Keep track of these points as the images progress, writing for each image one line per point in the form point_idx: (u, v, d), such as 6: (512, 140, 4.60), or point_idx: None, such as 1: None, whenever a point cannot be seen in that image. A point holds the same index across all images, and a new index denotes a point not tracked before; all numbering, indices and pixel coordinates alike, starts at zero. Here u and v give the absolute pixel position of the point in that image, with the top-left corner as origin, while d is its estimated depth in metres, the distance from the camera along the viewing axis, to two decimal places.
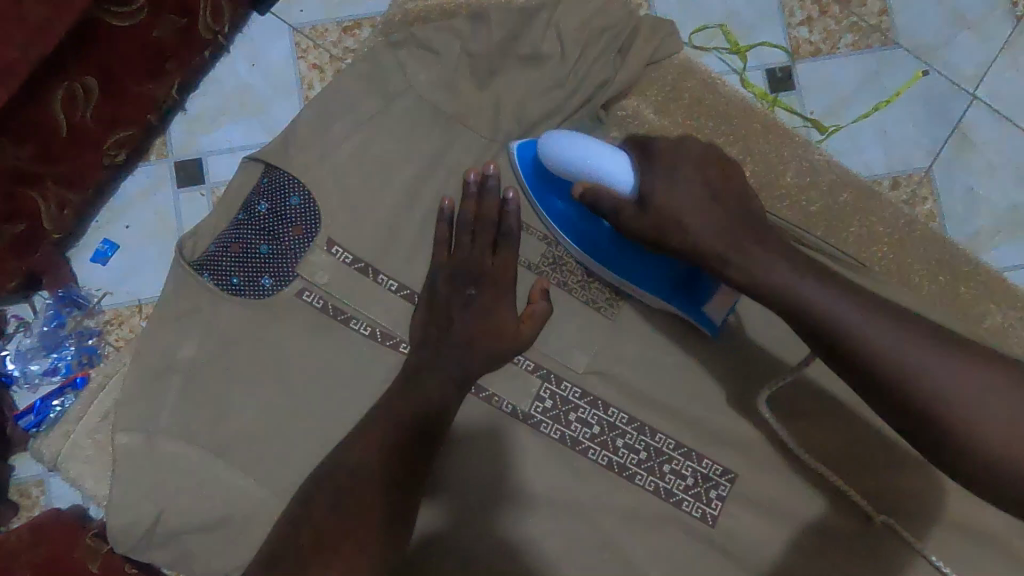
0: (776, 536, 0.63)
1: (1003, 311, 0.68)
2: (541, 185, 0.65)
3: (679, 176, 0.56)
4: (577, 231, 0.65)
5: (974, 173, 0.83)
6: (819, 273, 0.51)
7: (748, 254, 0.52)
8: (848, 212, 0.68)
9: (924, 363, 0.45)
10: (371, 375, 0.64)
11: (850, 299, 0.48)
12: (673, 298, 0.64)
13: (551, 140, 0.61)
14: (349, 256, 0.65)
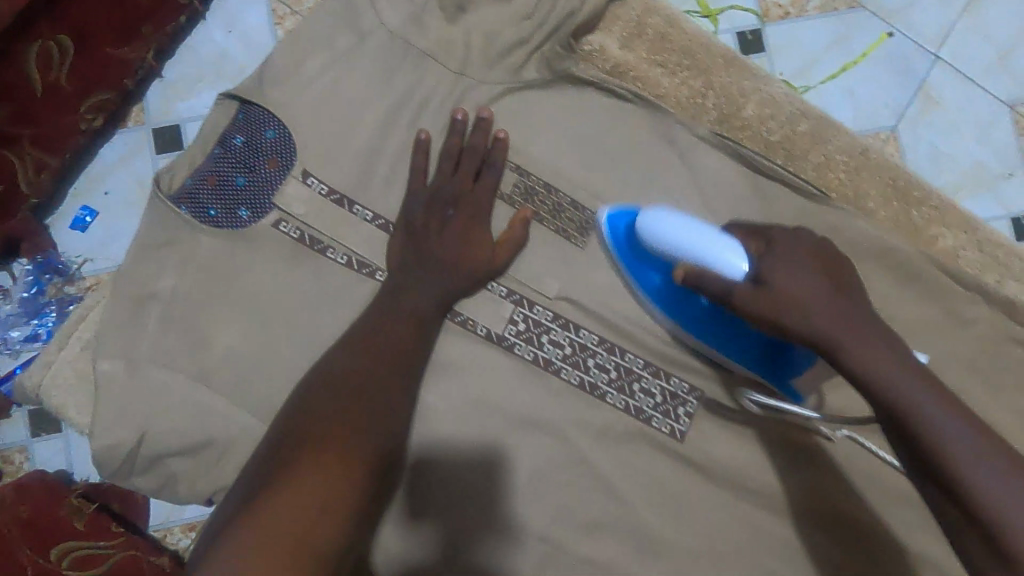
0: (740, 447, 0.67)
1: (953, 234, 0.71)
2: (637, 258, 0.66)
3: (788, 260, 0.55)
4: (672, 304, 0.66)
5: (939, 127, 0.87)
6: (906, 358, 0.49)
7: (851, 336, 0.50)
8: (807, 142, 0.71)
9: (986, 463, 0.44)
10: (348, 301, 0.66)
11: (934, 392, 0.47)
12: (759, 370, 0.65)
13: (656, 219, 0.61)
14: (325, 187, 0.66)
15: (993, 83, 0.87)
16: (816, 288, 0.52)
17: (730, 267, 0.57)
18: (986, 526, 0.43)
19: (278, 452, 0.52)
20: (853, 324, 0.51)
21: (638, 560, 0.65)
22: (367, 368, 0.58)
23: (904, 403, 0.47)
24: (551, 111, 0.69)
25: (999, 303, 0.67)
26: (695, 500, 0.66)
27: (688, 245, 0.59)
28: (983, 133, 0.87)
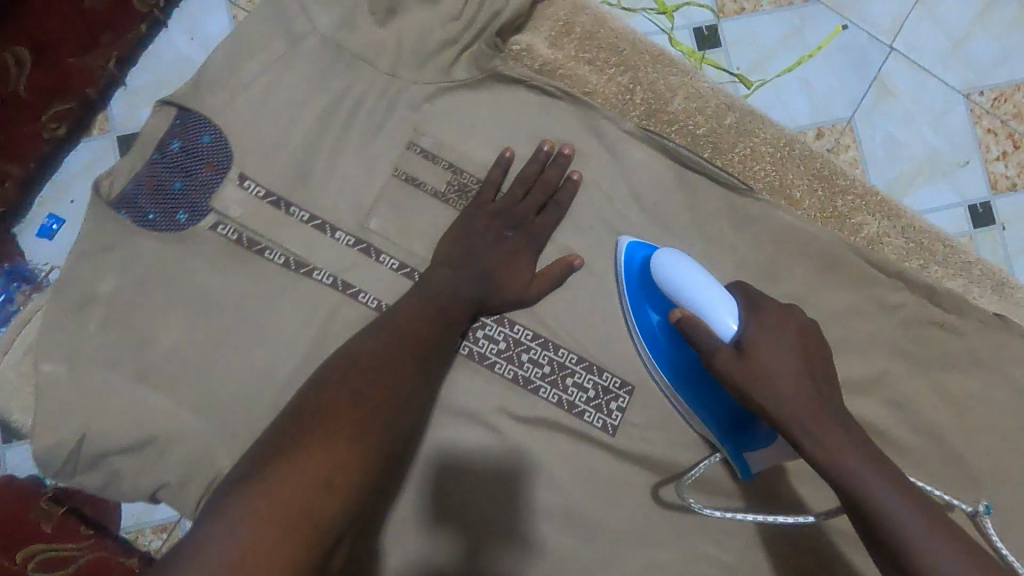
0: (670, 434, 0.69)
1: (877, 221, 0.73)
2: (643, 292, 0.68)
3: (767, 340, 0.57)
4: (662, 349, 0.67)
5: (893, 117, 0.89)
6: (865, 448, 0.53)
7: (829, 428, 0.54)
8: (733, 135, 0.73)
9: (936, 548, 0.49)
10: (286, 301, 0.67)
11: (903, 492, 0.51)
12: (720, 432, 0.66)
13: (672, 271, 0.63)
14: (261, 190, 0.68)
15: (945, 72, 0.89)
16: (790, 377, 0.55)
17: (721, 324, 0.59)
18: None
19: (293, 427, 0.51)
20: (821, 414, 0.54)
21: (575, 545, 0.67)
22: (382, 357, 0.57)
23: (880, 505, 0.51)
24: (482, 110, 0.71)
25: (916, 288, 0.71)
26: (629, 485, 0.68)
27: (694, 293, 0.61)
28: (936, 123, 0.89)
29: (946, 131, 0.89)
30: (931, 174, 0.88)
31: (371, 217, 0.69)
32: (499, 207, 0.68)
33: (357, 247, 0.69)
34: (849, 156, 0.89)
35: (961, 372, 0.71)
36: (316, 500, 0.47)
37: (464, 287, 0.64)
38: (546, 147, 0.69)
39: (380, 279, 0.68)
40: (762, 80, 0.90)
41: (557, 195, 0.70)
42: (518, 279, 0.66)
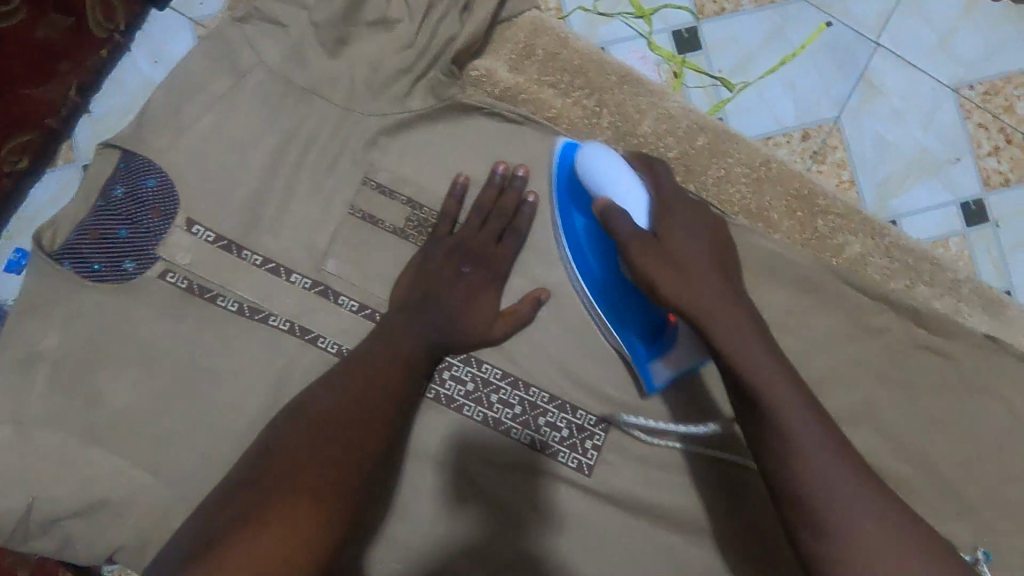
0: (650, 475, 0.65)
1: (859, 240, 0.70)
2: (571, 196, 0.66)
3: (697, 262, 0.55)
4: (581, 253, 0.66)
5: (880, 117, 0.85)
6: (782, 361, 0.52)
7: (714, 298, 0.54)
8: (705, 157, 0.69)
9: (799, 411, 0.49)
10: (241, 351, 0.64)
11: (781, 364, 0.52)
12: (631, 342, 0.65)
13: (600, 165, 0.61)
14: (211, 234, 0.65)
15: (934, 67, 0.85)
16: (722, 311, 0.53)
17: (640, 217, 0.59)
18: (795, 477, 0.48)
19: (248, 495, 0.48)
20: (712, 291, 0.54)
21: None
22: (341, 412, 0.54)
23: (752, 366, 0.51)
24: (441, 140, 0.68)
25: (900, 310, 0.68)
26: (608, 533, 0.64)
27: (621, 195, 0.59)
28: (926, 121, 0.85)
29: (936, 129, 0.85)
30: (921, 174, 0.85)
31: (327, 258, 0.66)
32: (456, 240, 0.65)
33: (313, 290, 0.66)
34: (836, 160, 0.85)
35: (952, 397, 0.68)
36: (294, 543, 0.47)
37: (420, 324, 0.61)
38: (499, 169, 0.66)
39: (338, 323, 0.65)
40: (745, 82, 0.86)
41: (518, 223, 0.67)
42: (480, 315, 0.63)
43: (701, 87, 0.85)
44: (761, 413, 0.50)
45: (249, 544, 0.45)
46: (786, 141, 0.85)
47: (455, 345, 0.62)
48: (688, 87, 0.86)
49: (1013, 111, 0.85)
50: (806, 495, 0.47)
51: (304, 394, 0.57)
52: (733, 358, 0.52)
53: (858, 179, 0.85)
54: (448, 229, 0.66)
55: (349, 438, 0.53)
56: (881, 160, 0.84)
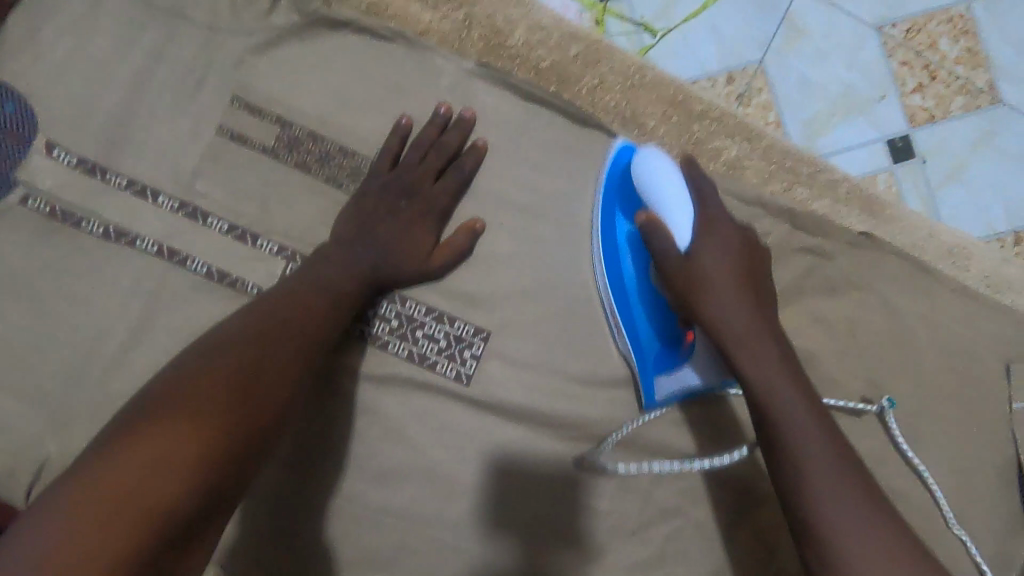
0: (529, 384, 0.66)
1: (734, 144, 0.71)
2: (618, 196, 0.66)
3: (717, 256, 0.60)
4: (612, 267, 0.66)
5: (805, 58, 0.84)
6: (779, 342, 0.59)
7: (721, 289, 0.59)
8: (580, 67, 0.70)
9: (781, 384, 0.56)
10: (108, 274, 0.63)
11: (771, 339, 0.58)
12: (642, 349, 0.65)
13: (647, 167, 0.60)
14: (72, 157, 0.64)
15: (855, 6, 0.85)
16: (733, 303, 0.59)
17: (684, 234, 0.60)
18: (784, 439, 0.55)
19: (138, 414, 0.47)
20: (726, 282, 0.59)
21: (433, 501, 0.65)
22: (256, 330, 0.55)
23: (741, 343, 0.58)
24: (308, 55, 0.67)
25: (777, 212, 0.69)
26: (487, 435, 0.66)
27: (666, 201, 0.60)
28: (850, 61, 0.84)
29: (861, 69, 0.84)
30: (848, 113, 0.84)
31: (195, 179, 0.65)
32: (395, 175, 0.65)
33: (181, 211, 0.65)
34: (761, 103, 0.84)
35: (830, 295, 0.69)
36: (151, 471, 0.43)
37: (339, 258, 0.62)
38: (442, 110, 0.66)
39: (208, 243, 0.65)
40: (669, 27, 0.84)
41: (460, 160, 0.66)
42: (418, 245, 0.65)
43: (624, 33, 0.84)
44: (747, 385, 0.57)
45: (144, 443, 0.44)
46: (712, 86, 0.84)
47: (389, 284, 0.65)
48: (612, 33, 0.84)
49: (935, 47, 0.84)
50: (791, 452, 0.54)
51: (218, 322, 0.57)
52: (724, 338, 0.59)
53: (784, 119, 0.84)
54: (330, 151, 0.66)
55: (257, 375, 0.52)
56: (806, 100, 0.84)
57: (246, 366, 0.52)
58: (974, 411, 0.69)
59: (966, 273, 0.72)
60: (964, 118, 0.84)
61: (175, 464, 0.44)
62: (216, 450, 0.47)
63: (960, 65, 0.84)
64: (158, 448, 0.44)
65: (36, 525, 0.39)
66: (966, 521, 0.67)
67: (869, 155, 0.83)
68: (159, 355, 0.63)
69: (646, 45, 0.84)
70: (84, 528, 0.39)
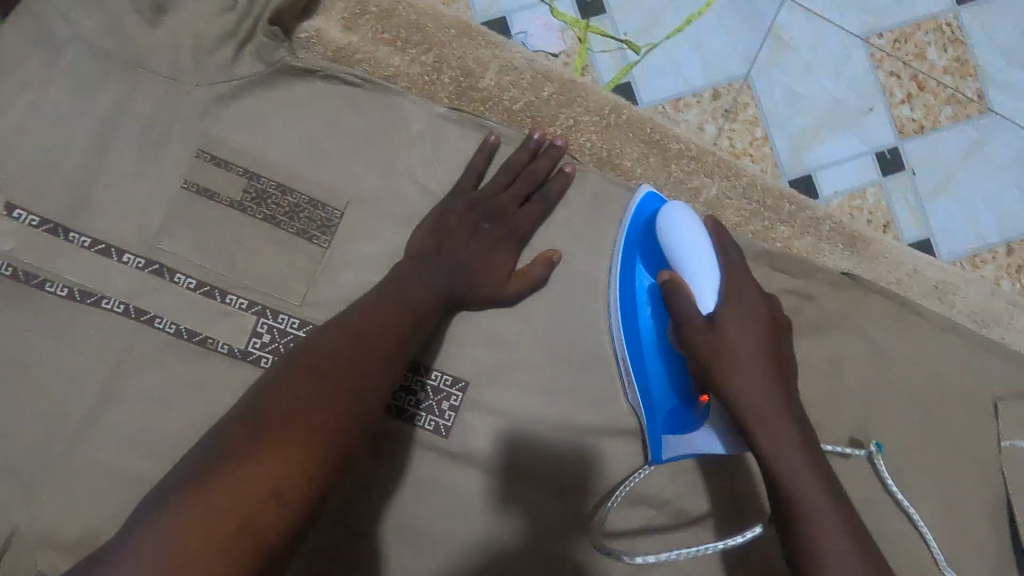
0: (509, 435, 0.65)
1: (714, 182, 0.70)
2: (639, 247, 0.64)
3: (740, 333, 0.56)
4: (626, 317, 0.64)
5: (791, 70, 0.81)
6: (798, 416, 0.55)
7: (738, 358, 0.55)
8: (552, 106, 0.68)
9: (800, 462, 0.53)
10: (75, 337, 0.62)
11: (791, 411, 0.55)
12: (654, 407, 0.64)
13: (675, 226, 0.60)
14: (34, 218, 0.63)
15: (842, 16, 0.82)
16: (756, 381, 0.55)
17: (707, 301, 0.57)
18: (797, 516, 0.52)
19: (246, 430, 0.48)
20: (748, 352, 0.55)
21: (411, 560, 0.64)
22: (344, 360, 0.54)
23: (758, 415, 0.54)
24: (275, 104, 0.65)
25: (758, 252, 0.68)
26: (464, 490, 0.64)
27: (689, 263, 0.58)
28: (837, 73, 0.82)
29: (847, 81, 0.82)
30: (834, 126, 0.81)
31: (161, 236, 0.64)
32: (449, 205, 0.65)
33: (147, 269, 0.63)
34: (747, 118, 0.81)
35: (813, 336, 0.68)
36: (260, 499, 0.44)
37: (404, 295, 0.60)
38: (492, 139, 0.65)
39: (176, 302, 0.63)
40: (653, 43, 0.81)
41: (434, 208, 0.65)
42: (492, 273, 0.64)
43: (607, 51, 0.80)
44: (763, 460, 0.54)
45: (242, 476, 0.45)
46: (698, 102, 0.80)
47: (422, 335, 0.61)
48: (595, 52, 0.81)
49: (923, 57, 0.82)
50: (805, 532, 0.51)
51: (299, 342, 0.57)
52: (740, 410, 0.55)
53: (772, 134, 0.81)
54: (298, 202, 0.65)
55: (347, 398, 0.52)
56: (791, 114, 0.81)
57: (343, 399, 0.52)
58: (962, 451, 0.67)
59: (950, 308, 0.71)
60: (953, 128, 0.81)
61: (263, 495, 0.44)
62: (303, 486, 0.47)
63: (949, 75, 0.82)
64: (271, 469, 0.46)
65: (133, 546, 0.40)
66: (956, 565, 0.66)
67: (856, 170, 0.81)
68: (128, 418, 0.62)
69: (631, 60, 0.80)
70: (182, 550, 0.40)
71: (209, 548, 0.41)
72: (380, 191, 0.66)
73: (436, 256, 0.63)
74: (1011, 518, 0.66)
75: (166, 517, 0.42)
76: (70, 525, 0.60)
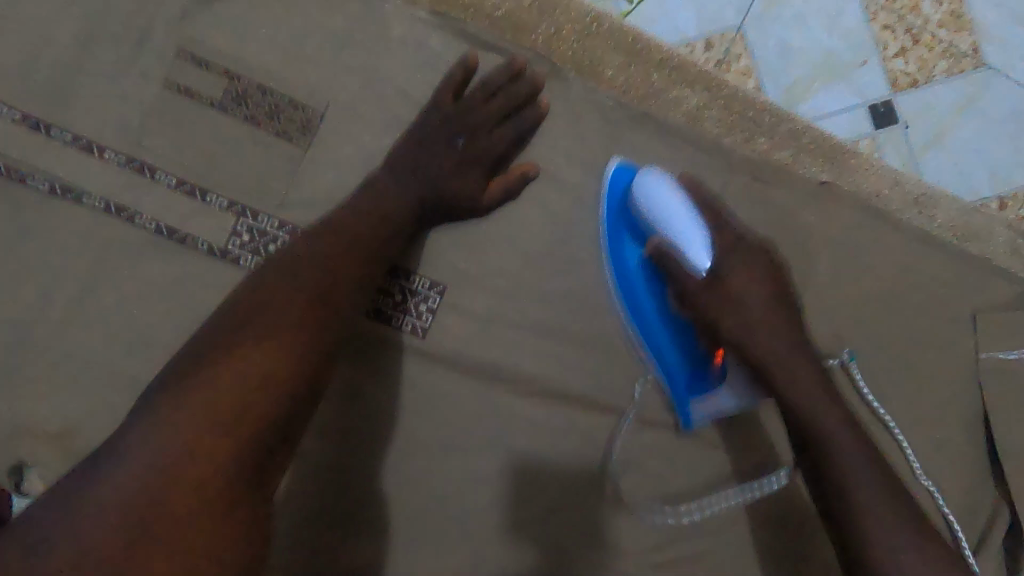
0: (486, 338, 0.66)
1: (695, 94, 0.70)
2: (620, 225, 0.65)
3: (753, 292, 0.62)
4: (632, 304, 0.65)
5: (785, 22, 0.80)
6: (824, 381, 0.60)
7: (763, 326, 0.61)
8: (536, 15, 0.69)
9: (836, 426, 0.56)
10: (53, 230, 0.63)
11: (818, 378, 0.60)
12: (671, 376, 0.64)
13: (655, 188, 0.61)
14: (17, 114, 0.63)
15: None
16: (783, 345, 0.61)
17: (701, 260, 0.61)
18: (836, 474, 0.55)
19: (218, 338, 0.49)
20: (771, 321, 0.61)
21: (391, 455, 0.64)
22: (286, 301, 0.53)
23: (794, 380, 0.59)
24: (254, 7, 0.66)
25: (735, 160, 0.68)
26: (442, 393, 0.65)
27: (673, 224, 0.61)
28: (832, 25, 0.81)
29: (843, 33, 0.81)
30: (828, 79, 0.80)
31: (141, 134, 0.64)
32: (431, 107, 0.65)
33: (128, 167, 0.64)
34: (740, 70, 0.80)
35: (794, 247, 0.68)
36: (243, 396, 0.47)
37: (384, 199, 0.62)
38: (468, 59, 0.65)
39: (157, 199, 0.64)
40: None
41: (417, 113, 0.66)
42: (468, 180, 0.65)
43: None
44: (800, 427, 0.58)
45: (216, 376, 0.47)
46: (692, 52, 0.79)
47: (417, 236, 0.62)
48: None
49: (918, 11, 0.81)
50: (846, 489, 0.54)
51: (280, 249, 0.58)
52: (771, 375, 0.60)
53: (765, 85, 0.80)
54: (280, 104, 0.65)
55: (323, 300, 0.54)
56: (785, 66, 0.80)
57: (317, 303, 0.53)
58: (941, 363, 0.68)
59: (931, 222, 0.71)
60: (948, 82, 0.80)
61: (246, 390, 0.47)
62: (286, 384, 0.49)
63: (944, 28, 0.81)
64: (246, 372, 0.47)
65: (129, 446, 0.44)
66: (929, 473, 0.66)
67: (851, 121, 0.79)
68: (107, 312, 0.62)
69: (624, 10, 0.78)
70: (158, 474, 0.43)
71: (198, 441, 0.44)
72: (359, 94, 0.66)
73: (423, 159, 0.64)
74: (986, 427, 0.67)
75: (149, 421, 0.45)
76: (50, 413, 0.61)
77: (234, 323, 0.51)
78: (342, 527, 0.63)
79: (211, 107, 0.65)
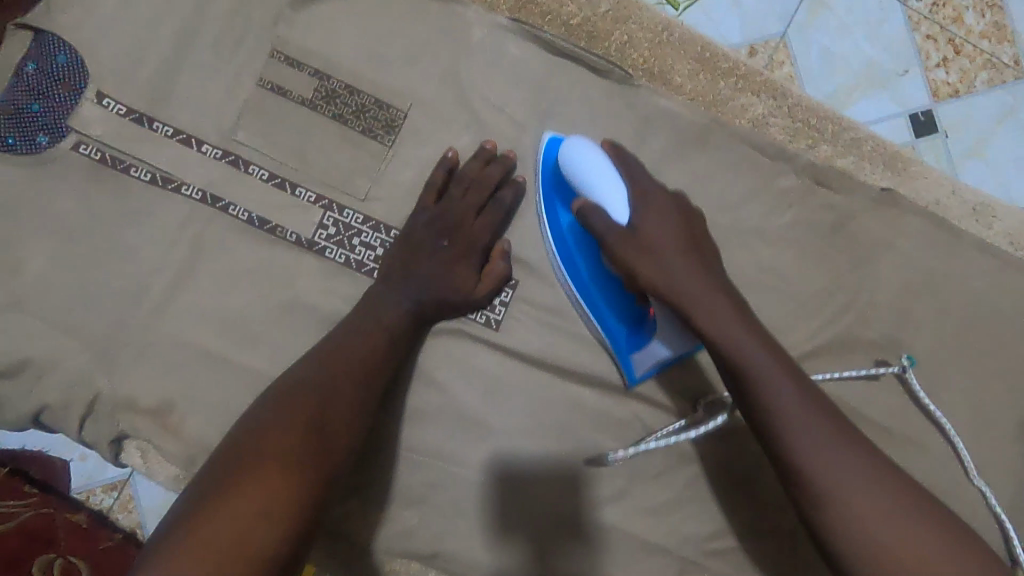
0: (556, 331, 0.69)
1: (760, 101, 0.73)
2: (555, 191, 0.67)
3: (692, 266, 0.58)
4: (571, 264, 0.67)
5: (828, 29, 0.82)
6: (787, 365, 0.56)
7: (713, 303, 0.57)
8: (609, 23, 0.72)
9: (804, 419, 0.53)
10: (154, 218, 0.66)
11: (775, 360, 0.55)
12: (611, 330, 0.67)
13: (574, 151, 0.63)
14: (122, 107, 0.67)
15: None
16: (743, 335, 0.56)
17: (618, 211, 0.60)
18: (812, 477, 0.51)
19: (228, 464, 0.50)
20: (720, 299, 0.57)
21: (465, 442, 0.67)
22: (306, 389, 0.55)
23: (761, 374, 0.54)
24: (344, 11, 0.69)
25: (801, 166, 0.71)
26: (514, 382, 0.68)
27: (594, 183, 0.61)
28: (871, 32, 0.83)
29: (886, 41, 0.82)
30: (868, 85, 0.82)
31: (236, 129, 0.68)
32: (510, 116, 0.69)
33: (223, 160, 0.67)
34: (783, 74, 0.81)
35: (857, 251, 0.70)
36: (266, 504, 0.48)
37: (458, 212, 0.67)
38: (488, 146, 0.68)
39: (249, 192, 0.67)
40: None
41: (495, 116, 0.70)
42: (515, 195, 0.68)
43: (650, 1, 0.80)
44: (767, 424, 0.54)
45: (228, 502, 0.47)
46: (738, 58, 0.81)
47: (483, 245, 0.67)
48: None
49: (961, 21, 0.82)
50: (821, 487, 0.51)
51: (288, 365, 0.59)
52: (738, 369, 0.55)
53: (804, 85, 0.81)
54: (365, 103, 0.69)
55: (331, 386, 0.56)
56: (828, 70, 0.82)
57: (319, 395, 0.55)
58: (997, 368, 0.70)
59: (989, 231, 0.73)
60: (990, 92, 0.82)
61: (268, 495, 0.48)
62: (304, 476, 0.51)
63: (986, 39, 0.82)
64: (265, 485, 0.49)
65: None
66: (983, 474, 0.68)
67: (891, 127, 0.81)
68: (203, 297, 0.66)
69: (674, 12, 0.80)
70: None
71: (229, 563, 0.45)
72: (441, 96, 0.69)
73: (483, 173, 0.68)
74: None
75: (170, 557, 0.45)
76: (149, 390, 0.65)
77: (240, 446, 0.52)
78: (418, 507, 0.66)
79: (301, 104, 0.68)
